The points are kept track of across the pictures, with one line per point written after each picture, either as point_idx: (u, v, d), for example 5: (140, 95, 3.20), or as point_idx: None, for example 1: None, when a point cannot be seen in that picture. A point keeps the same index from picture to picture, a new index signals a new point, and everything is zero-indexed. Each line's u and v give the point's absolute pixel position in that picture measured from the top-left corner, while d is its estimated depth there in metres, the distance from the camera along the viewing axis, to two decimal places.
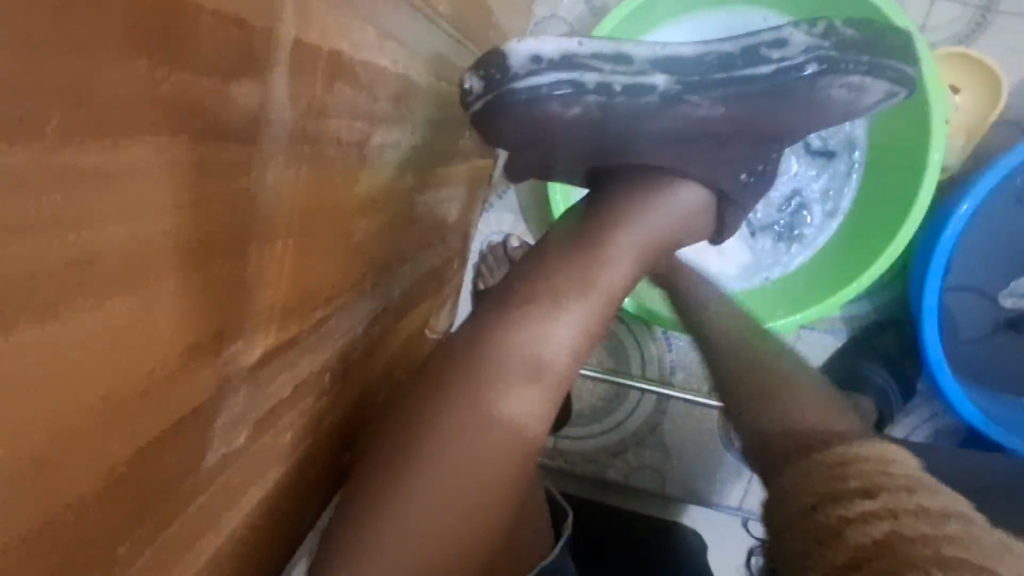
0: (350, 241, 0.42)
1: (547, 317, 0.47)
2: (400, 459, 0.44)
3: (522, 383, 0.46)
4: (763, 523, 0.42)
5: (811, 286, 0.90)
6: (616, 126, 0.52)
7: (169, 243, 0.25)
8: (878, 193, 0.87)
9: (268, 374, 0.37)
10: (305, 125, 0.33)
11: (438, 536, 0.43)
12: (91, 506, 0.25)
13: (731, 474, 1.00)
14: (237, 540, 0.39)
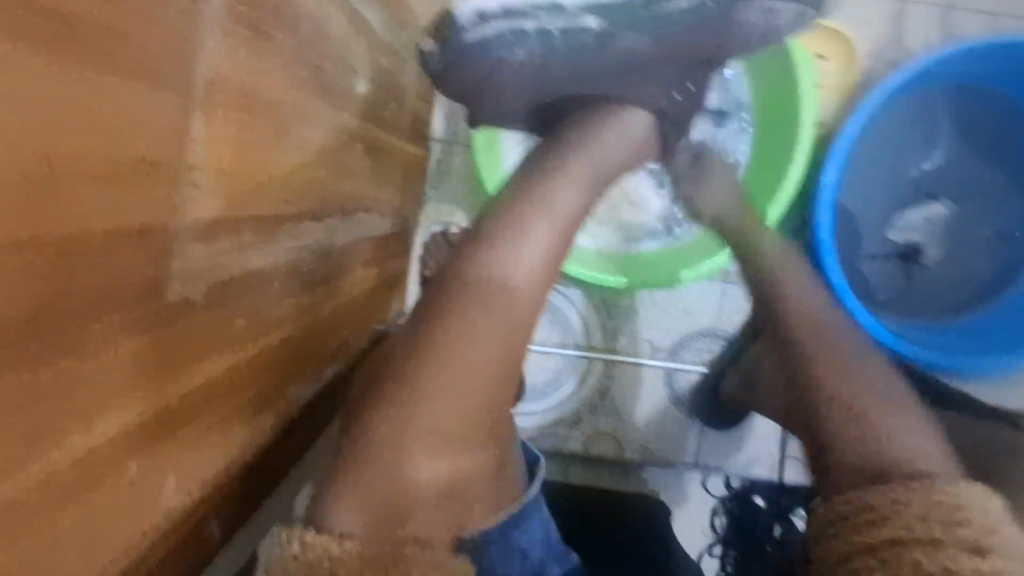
0: (285, 184, 0.45)
1: (501, 247, 0.56)
2: (405, 365, 0.51)
3: (476, 312, 0.53)
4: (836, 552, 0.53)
5: (727, 229, 0.93)
6: (561, 63, 0.62)
7: (128, 153, 0.28)
8: (766, 148, 0.93)
9: (231, 301, 0.40)
10: (253, 55, 0.36)
11: (395, 471, 0.48)
12: (77, 397, 0.28)
13: (682, 429, 1.07)
14: (215, 471, 0.43)
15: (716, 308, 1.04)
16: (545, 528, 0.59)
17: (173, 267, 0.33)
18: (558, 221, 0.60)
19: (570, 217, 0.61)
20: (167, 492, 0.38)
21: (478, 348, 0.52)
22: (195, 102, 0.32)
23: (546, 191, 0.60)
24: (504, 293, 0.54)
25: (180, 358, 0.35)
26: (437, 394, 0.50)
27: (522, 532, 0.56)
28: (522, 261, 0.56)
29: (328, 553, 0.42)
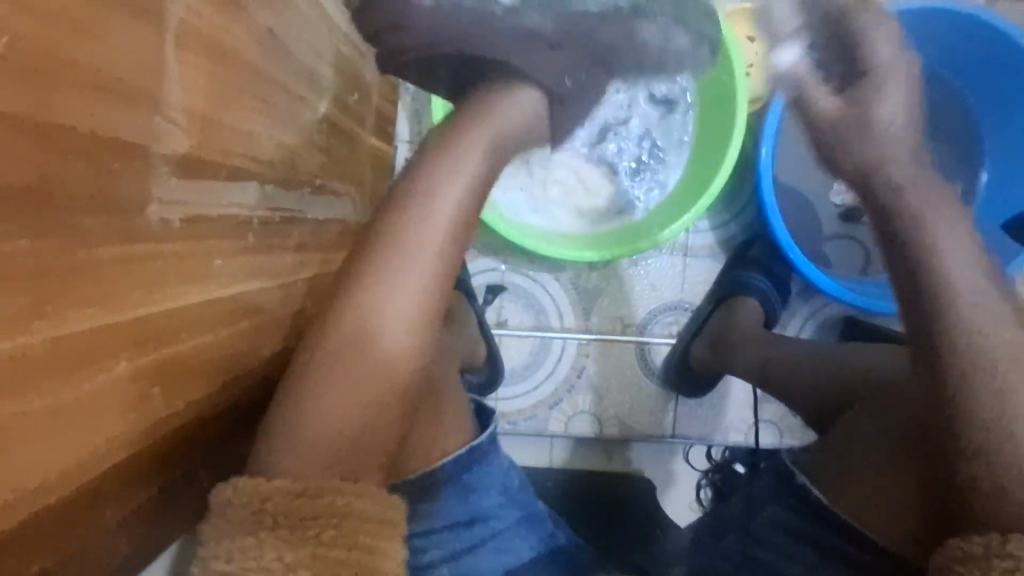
0: (254, 144, 0.49)
1: (417, 205, 0.52)
2: (334, 333, 0.50)
3: (400, 272, 0.51)
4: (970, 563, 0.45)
5: (671, 211, 0.98)
6: (467, 24, 0.58)
7: (111, 85, 0.32)
8: (709, 134, 0.98)
9: (203, 241, 0.43)
10: (218, 17, 0.41)
11: (342, 416, 0.48)
12: (70, 298, 0.32)
13: (659, 405, 1.10)
14: (193, 409, 0.46)
15: (679, 281, 1.09)
16: (505, 476, 0.65)
17: (151, 188, 0.37)
18: (462, 181, 0.55)
19: (483, 179, 0.56)
20: (152, 406, 0.40)
21: (398, 313, 0.51)
22: (165, 38, 0.36)
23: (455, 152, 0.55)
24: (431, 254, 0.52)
25: (161, 275, 0.39)
26: (363, 357, 0.49)
27: (479, 473, 0.63)
28: (446, 218, 0.53)
29: (259, 491, 0.43)
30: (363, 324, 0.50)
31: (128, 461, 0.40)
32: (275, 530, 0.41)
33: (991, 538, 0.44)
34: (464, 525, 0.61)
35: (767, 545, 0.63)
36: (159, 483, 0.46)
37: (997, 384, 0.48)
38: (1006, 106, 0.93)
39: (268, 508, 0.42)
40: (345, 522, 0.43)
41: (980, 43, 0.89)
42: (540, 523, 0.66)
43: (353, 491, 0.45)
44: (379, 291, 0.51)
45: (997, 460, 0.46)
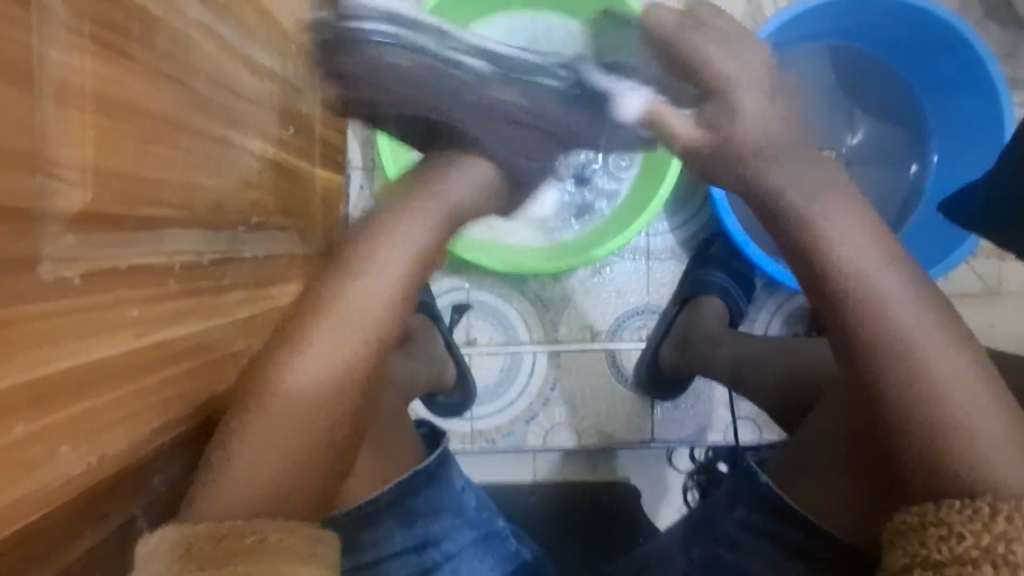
0: (168, 192, 0.50)
1: (353, 271, 0.56)
2: (260, 399, 0.52)
3: (327, 338, 0.54)
4: (892, 555, 0.45)
5: (592, 240, 1.00)
6: (442, 89, 0.52)
7: None
8: (647, 178, 0.98)
9: (103, 289, 0.43)
10: (107, 73, 0.42)
11: (264, 478, 0.50)
12: None
13: (635, 410, 1.09)
14: (119, 462, 0.46)
15: (643, 285, 1.09)
16: (457, 498, 0.68)
17: (42, 247, 0.38)
18: (400, 263, 0.57)
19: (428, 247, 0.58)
20: (65, 462, 0.40)
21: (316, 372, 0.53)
22: (42, 98, 0.37)
23: (395, 223, 0.58)
24: (363, 317, 0.55)
25: (63, 332, 0.39)
26: (280, 421, 0.52)
27: (426, 498, 0.65)
28: (376, 287, 0.55)
29: (178, 535, 0.44)
30: (295, 391, 0.52)
31: (48, 521, 0.40)
32: (199, 572, 0.41)
33: (930, 507, 0.44)
34: (416, 549, 0.64)
35: (732, 545, 0.63)
36: (93, 539, 0.46)
37: (941, 396, 0.46)
38: (947, 90, 0.95)
39: (193, 551, 0.42)
40: (269, 554, 0.43)
41: (922, 29, 0.91)
42: (498, 541, 0.69)
43: (280, 526, 0.46)
44: (297, 360, 0.53)
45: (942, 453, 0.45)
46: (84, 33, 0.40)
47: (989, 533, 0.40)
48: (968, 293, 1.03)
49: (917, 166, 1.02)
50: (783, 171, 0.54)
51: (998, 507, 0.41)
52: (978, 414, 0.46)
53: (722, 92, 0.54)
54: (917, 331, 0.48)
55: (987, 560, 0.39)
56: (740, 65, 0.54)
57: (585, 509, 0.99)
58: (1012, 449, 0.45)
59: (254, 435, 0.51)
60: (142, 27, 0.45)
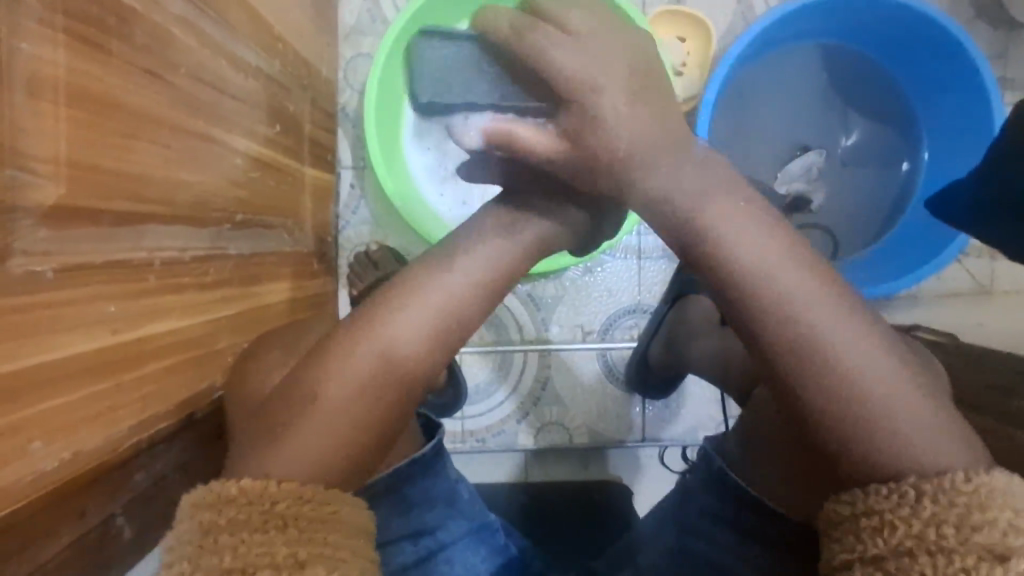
0: (149, 188, 0.50)
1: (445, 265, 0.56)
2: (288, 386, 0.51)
3: (416, 310, 0.53)
4: (832, 550, 0.44)
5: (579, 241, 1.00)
6: (467, 168, 0.60)
7: None
8: None
9: (80, 281, 0.43)
10: (85, 68, 0.42)
11: (322, 447, 0.47)
12: None
13: (626, 408, 1.09)
14: (99, 458, 0.46)
15: (635, 284, 1.09)
16: (451, 489, 0.67)
17: (14, 241, 0.38)
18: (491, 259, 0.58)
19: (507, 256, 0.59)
20: (37, 457, 0.40)
21: (391, 344, 0.51)
22: (15, 90, 0.37)
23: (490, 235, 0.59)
24: (442, 293, 0.54)
25: (33, 327, 0.39)
26: (348, 391, 0.49)
27: (420, 487, 0.64)
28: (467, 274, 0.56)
29: (267, 492, 0.43)
30: (369, 363, 0.50)
31: (25, 515, 0.40)
32: (284, 534, 0.41)
33: (858, 494, 0.43)
34: (411, 538, 0.64)
35: (696, 535, 0.63)
36: (72, 536, 0.46)
37: (852, 383, 0.45)
38: (935, 90, 0.95)
39: (279, 511, 0.42)
40: (344, 534, 0.43)
41: (911, 29, 0.91)
42: (489, 533, 0.68)
43: (351, 504, 0.45)
44: (361, 355, 0.50)
45: (860, 443, 0.44)
46: (56, 25, 0.39)
47: (919, 519, 0.40)
48: (961, 291, 1.04)
49: (908, 164, 1.02)
50: (666, 176, 0.53)
51: (923, 488, 0.41)
52: (897, 399, 0.44)
53: (575, 99, 0.53)
54: (834, 335, 0.46)
55: (922, 549, 0.39)
56: (596, 63, 0.53)
57: (575, 507, 0.98)
58: (928, 433, 0.44)
59: (317, 423, 0.48)
60: (118, 21, 0.45)
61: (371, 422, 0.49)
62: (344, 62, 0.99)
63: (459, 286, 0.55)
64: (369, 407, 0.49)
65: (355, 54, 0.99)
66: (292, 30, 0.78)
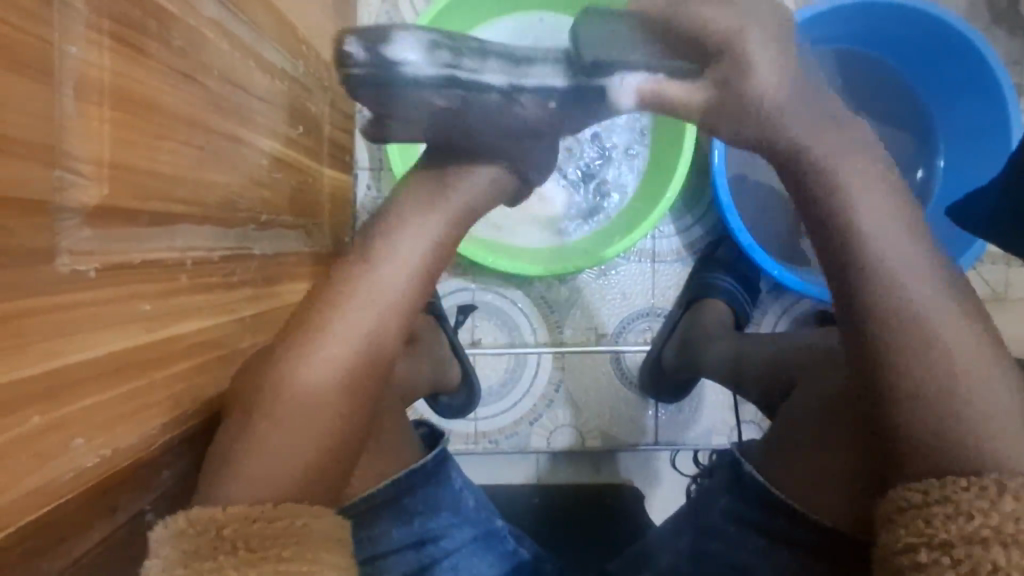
0: (183, 188, 0.50)
1: (377, 259, 0.57)
2: (244, 403, 0.53)
3: (346, 315, 0.55)
4: (891, 535, 0.45)
5: (593, 244, 1.00)
6: (478, 119, 0.53)
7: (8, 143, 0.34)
8: (650, 181, 1.00)
9: (117, 279, 0.43)
10: (126, 70, 0.42)
11: (281, 467, 0.50)
12: None
13: (638, 411, 1.09)
14: (131, 456, 0.47)
15: (648, 288, 1.09)
16: (457, 496, 0.68)
17: (59, 241, 0.38)
18: (424, 237, 0.59)
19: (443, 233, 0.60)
20: (78, 453, 0.41)
21: (323, 354, 0.53)
22: (62, 93, 0.37)
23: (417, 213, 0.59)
24: (371, 291, 0.56)
25: (75, 326, 0.39)
26: (286, 409, 0.52)
27: (423, 495, 0.65)
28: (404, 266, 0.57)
29: (214, 518, 0.44)
30: (311, 375, 0.52)
31: (64, 511, 0.40)
32: (237, 555, 0.43)
33: (932, 483, 0.44)
34: (415, 546, 0.64)
35: (719, 537, 0.63)
36: (103, 532, 0.46)
37: (939, 362, 0.47)
38: (951, 96, 0.96)
39: (226, 535, 0.43)
40: (300, 545, 0.44)
41: (929, 36, 0.91)
42: (498, 540, 0.69)
43: (309, 513, 0.47)
44: (317, 357, 0.53)
45: (936, 421, 0.46)
46: (102, 29, 0.40)
47: (997, 512, 0.41)
48: None
49: (923, 171, 1.02)
50: (804, 126, 0.53)
51: (1004, 485, 0.42)
52: (982, 384, 0.47)
53: (726, 50, 0.50)
54: (936, 306, 0.49)
55: (998, 539, 0.40)
56: (747, 19, 0.50)
57: (586, 510, 0.98)
58: (1010, 417, 0.46)
59: (271, 439, 0.51)
60: (157, 24, 0.46)
61: (332, 412, 0.53)
62: None
63: (391, 283, 0.57)
64: (317, 420, 0.52)
65: None
66: (314, 33, 0.79)
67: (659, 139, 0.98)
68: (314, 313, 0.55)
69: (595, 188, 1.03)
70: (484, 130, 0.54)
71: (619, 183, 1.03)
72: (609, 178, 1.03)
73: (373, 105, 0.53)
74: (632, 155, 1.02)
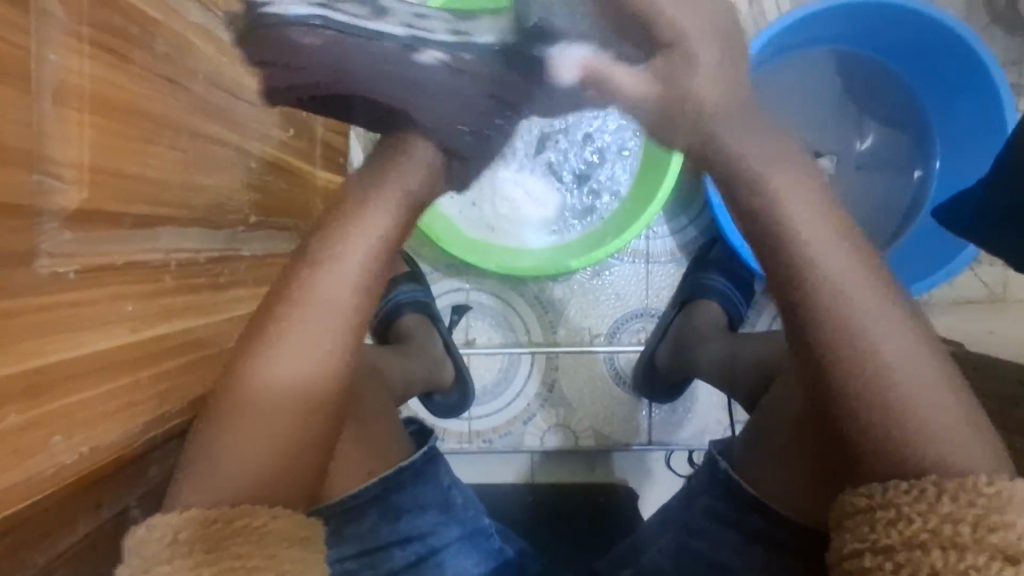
0: (169, 190, 0.51)
1: (338, 247, 0.52)
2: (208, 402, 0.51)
3: (313, 316, 0.51)
4: (842, 540, 0.46)
5: (586, 244, 1.00)
6: (368, 70, 0.49)
7: None
8: (643, 180, 1.00)
9: (99, 280, 0.45)
10: (107, 76, 0.43)
11: (249, 472, 0.49)
12: None
13: (632, 411, 1.09)
14: (116, 452, 0.48)
15: (643, 289, 1.10)
16: (444, 495, 0.68)
17: (38, 242, 0.39)
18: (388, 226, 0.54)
19: None
20: (58, 450, 0.42)
21: (285, 356, 0.50)
22: (42, 100, 0.39)
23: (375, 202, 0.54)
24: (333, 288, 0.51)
25: (55, 326, 0.41)
26: (251, 412, 0.50)
27: (411, 493, 0.65)
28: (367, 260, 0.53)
29: (169, 525, 0.45)
30: (273, 378, 0.50)
31: (45, 506, 0.42)
32: (191, 557, 0.43)
33: (876, 488, 0.45)
34: (401, 543, 0.64)
35: (699, 535, 0.63)
36: (87, 527, 0.47)
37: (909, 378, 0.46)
38: (946, 97, 0.95)
39: (184, 538, 0.44)
40: (258, 539, 0.45)
41: (925, 35, 0.90)
42: (485, 538, 0.69)
43: (270, 513, 0.47)
44: (290, 350, 0.50)
45: (903, 441, 0.46)
46: (83, 35, 0.41)
47: (936, 514, 0.42)
48: (969, 299, 1.03)
49: (920, 172, 1.01)
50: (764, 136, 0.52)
51: (942, 486, 0.43)
52: (925, 390, 0.46)
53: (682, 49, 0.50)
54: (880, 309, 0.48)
55: (936, 543, 0.41)
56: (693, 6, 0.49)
57: (579, 511, 0.98)
58: (948, 422, 0.46)
59: (235, 444, 0.49)
60: (140, 29, 0.47)
61: (315, 408, 0.51)
62: None
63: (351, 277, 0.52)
64: (281, 426, 0.50)
65: None
66: None
67: (653, 138, 0.99)
68: (285, 300, 0.51)
69: (591, 188, 1.04)
70: (377, 84, 0.50)
71: (613, 182, 1.03)
72: (603, 177, 1.03)
73: (254, 56, 0.49)
74: (627, 155, 1.02)
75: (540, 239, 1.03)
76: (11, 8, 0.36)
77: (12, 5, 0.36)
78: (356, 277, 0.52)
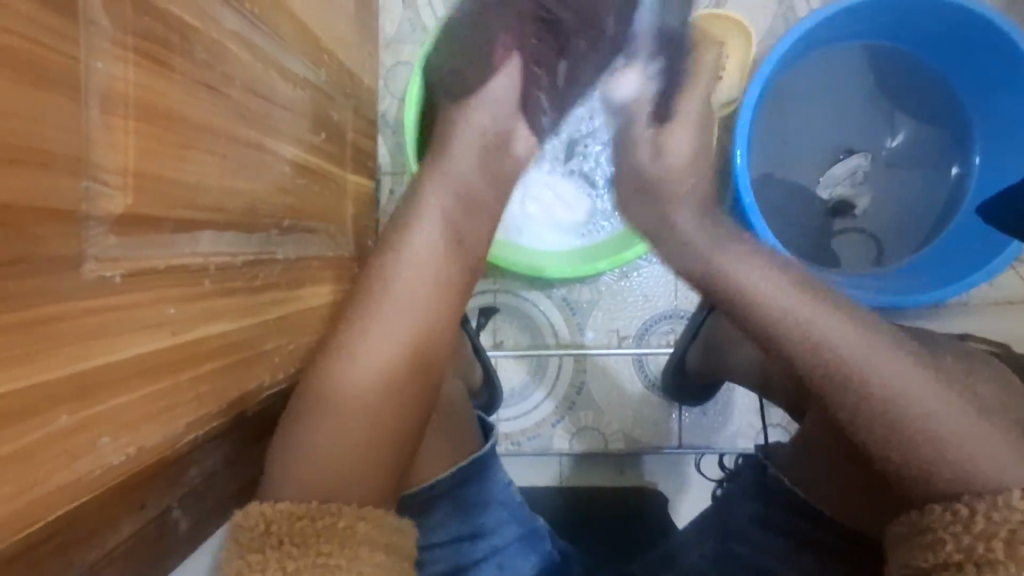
0: (208, 194, 0.52)
1: (421, 265, 0.61)
2: (301, 401, 0.55)
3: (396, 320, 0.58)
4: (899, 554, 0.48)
5: (617, 244, 0.98)
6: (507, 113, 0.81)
7: (39, 156, 0.36)
8: None
9: (144, 283, 0.45)
10: (153, 84, 0.44)
11: (332, 469, 0.51)
12: (18, 357, 0.35)
13: (662, 415, 1.08)
14: (158, 454, 0.48)
15: (672, 289, 1.08)
16: (505, 491, 0.68)
17: (86, 248, 0.40)
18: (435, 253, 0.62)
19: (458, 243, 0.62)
20: (104, 452, 0.43)
21: (375, 358, 0.56)
22: (89, 107, 0.39)
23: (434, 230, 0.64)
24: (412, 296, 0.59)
25: (99, 329, 0.41)
26: (336, 411, 0.54)
27: (478, 490, 0.65)
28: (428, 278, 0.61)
29: (264, 514, 0.47)
30: (360, 376, 0.55)
31: (92, 507, 0.42)
32: (280, 549, 0.45)
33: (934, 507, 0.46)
34: (469, 540, 0.64)
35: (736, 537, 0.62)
36: (133, 527, 0.48)
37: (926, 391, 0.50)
38: (985, 89, 0.92)
39: (274, 530, 0.46)
40: (345, 541, 0.46)
41: (961, 27, 0.87)
42: (538, 540, 0.69)
43: (354, 514, 0.47)
44: (371, 347, 0.56)
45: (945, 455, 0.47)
46: (127, 44, 0.42)
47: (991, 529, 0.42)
48: (1013, 299, 0.99)
49: (959, 169, 0.98)
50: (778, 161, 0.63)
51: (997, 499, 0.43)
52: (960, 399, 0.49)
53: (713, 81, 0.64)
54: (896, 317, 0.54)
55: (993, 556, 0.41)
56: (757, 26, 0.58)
57: (607, 521, 0.97)
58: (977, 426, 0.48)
59: (322, 441, 0.52)
60: (180, 38, 0.47)
61: (385, 404, 0.55)
62: (385, 70, 1.00)
63: (417, 294, 0.60)
64: (360, 425, 0.53)
65: (395, 62, 1.00)
66: (341, 45, 0.81)
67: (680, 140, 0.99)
68: (373, 299, 0.59)
69: None
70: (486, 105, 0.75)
71: None
72: None
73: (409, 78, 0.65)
74: None
75: (572, 241, 1.02)
76: (62, 20, 0.37)
77: (64, 20, 0.37)
78: (424, 285, 0.61)
